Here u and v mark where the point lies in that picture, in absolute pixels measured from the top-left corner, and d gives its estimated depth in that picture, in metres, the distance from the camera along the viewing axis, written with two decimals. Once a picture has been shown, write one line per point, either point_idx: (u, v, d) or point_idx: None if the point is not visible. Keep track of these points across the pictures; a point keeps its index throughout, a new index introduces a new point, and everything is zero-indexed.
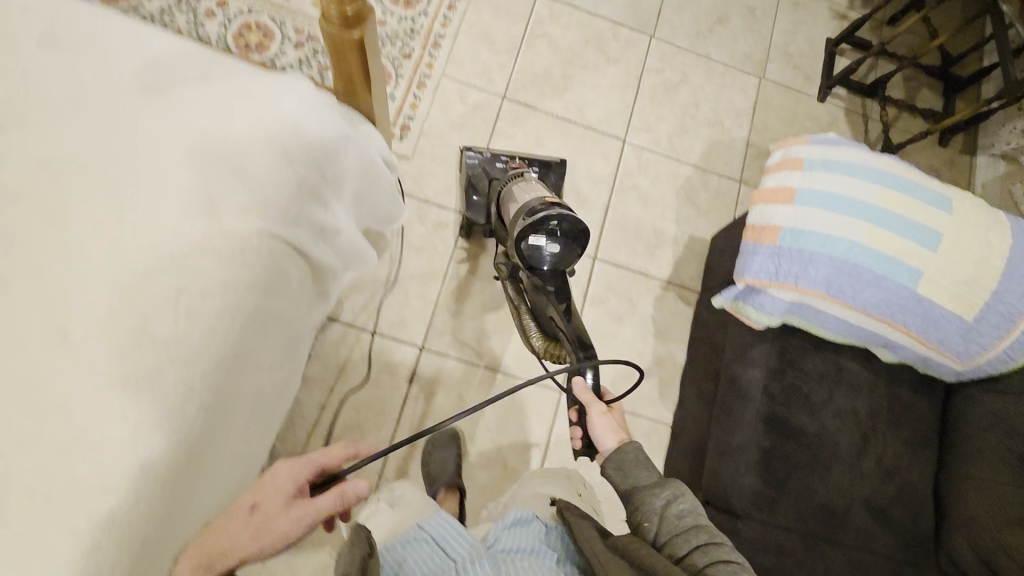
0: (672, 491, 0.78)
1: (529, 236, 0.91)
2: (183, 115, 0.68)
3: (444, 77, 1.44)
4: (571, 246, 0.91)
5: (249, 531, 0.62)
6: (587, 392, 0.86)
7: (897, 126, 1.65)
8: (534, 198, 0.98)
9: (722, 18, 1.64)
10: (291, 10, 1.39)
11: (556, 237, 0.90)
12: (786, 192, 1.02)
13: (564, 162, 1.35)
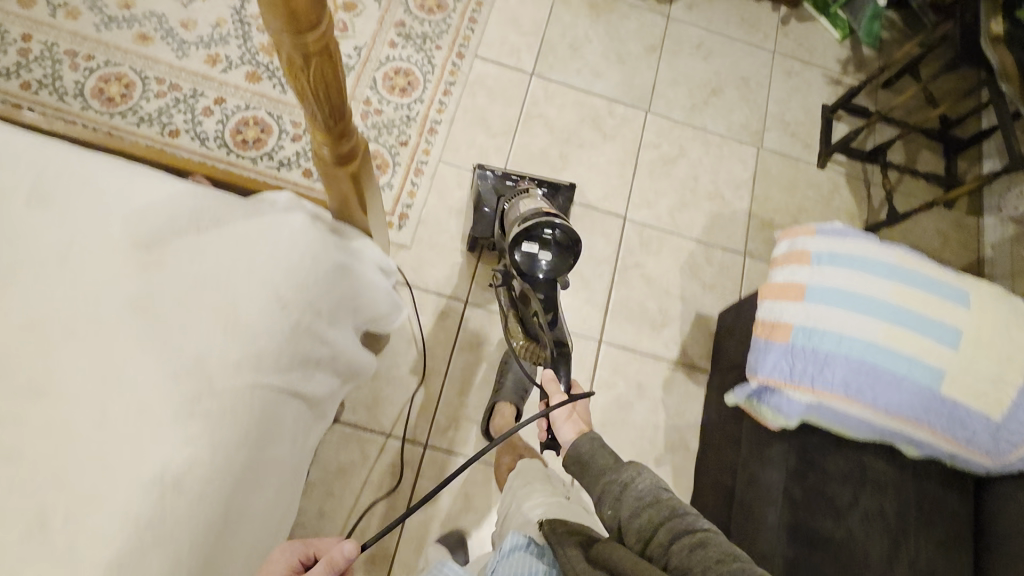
0: (629, 474, 0.80)
1: (523, 244, 0.96)
2: (173, 269, 0.64)
3: (441, 162, 1.44)
4: (565, 255, 0.96)
5: None
6: (554, 384, 0.98)
7: (900, 190, 1.63)
8: (532, 209, 1.03)
9: (716, 89, 1.64)
10: (288, 104, 1.40)
11: (549, 246, 0.95)
12: (795, 288, 0.98)
13: (572, 185, 1.34)
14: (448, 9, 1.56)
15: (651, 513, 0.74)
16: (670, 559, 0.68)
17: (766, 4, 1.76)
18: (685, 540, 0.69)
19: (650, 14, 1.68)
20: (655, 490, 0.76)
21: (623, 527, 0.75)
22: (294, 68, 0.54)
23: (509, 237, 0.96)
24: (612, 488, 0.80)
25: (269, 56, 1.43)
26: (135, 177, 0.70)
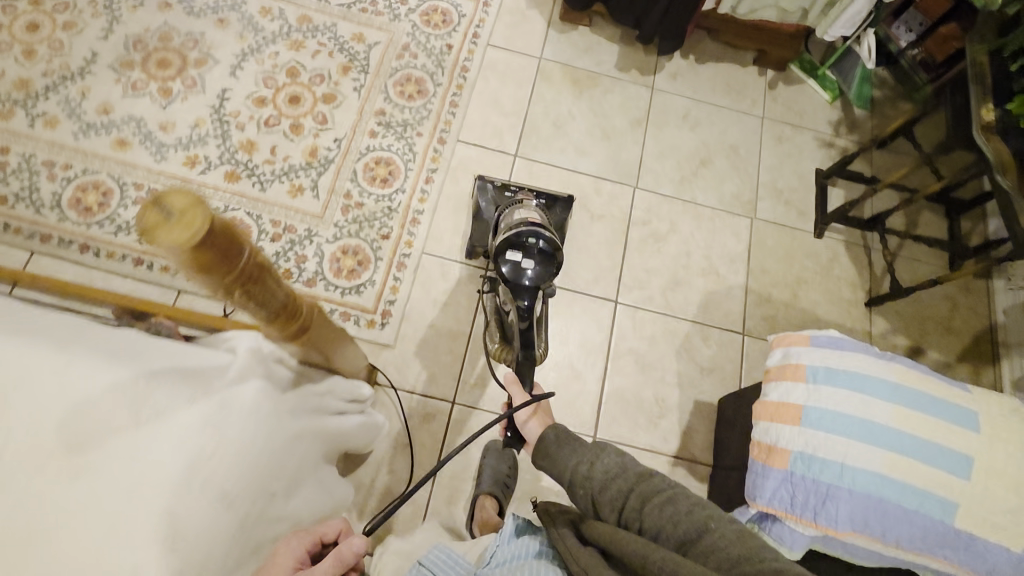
0: (596, 451, 0.83)
1: (508, 251, 1.02)
2: (105, 480, 0.56)
3: (424, 253, 1.40)
4: (546, 263, 1.02)
5: None
6: (517, 387, 0.99)
7: (902, 254, 1.58)
8: (523, 219, 1.10)
9: (705, 160, 1.61)
10: (267, 202, 1.38)
11: (533, 255, 1.02)
12: (791, 409, 0.92)
13: (570, 198, 1.40)
14: (429, 94, 1.55)
15: (619, 482, 0.78)
16: (644, 522, 0.73)
17: (751, 69, 1.74)
18: (654, 500, 0.74)
19: (634, 87, 1.66)
20: (624, 465, 0.80)
21: (594, 501, 0.78)
22: (220, 291, 0.54)
23: (496, 246, 1.04)
24: (579, 470, 0.81)
25: (248, 153, 1.42)
26: (74, 358, 0.60)
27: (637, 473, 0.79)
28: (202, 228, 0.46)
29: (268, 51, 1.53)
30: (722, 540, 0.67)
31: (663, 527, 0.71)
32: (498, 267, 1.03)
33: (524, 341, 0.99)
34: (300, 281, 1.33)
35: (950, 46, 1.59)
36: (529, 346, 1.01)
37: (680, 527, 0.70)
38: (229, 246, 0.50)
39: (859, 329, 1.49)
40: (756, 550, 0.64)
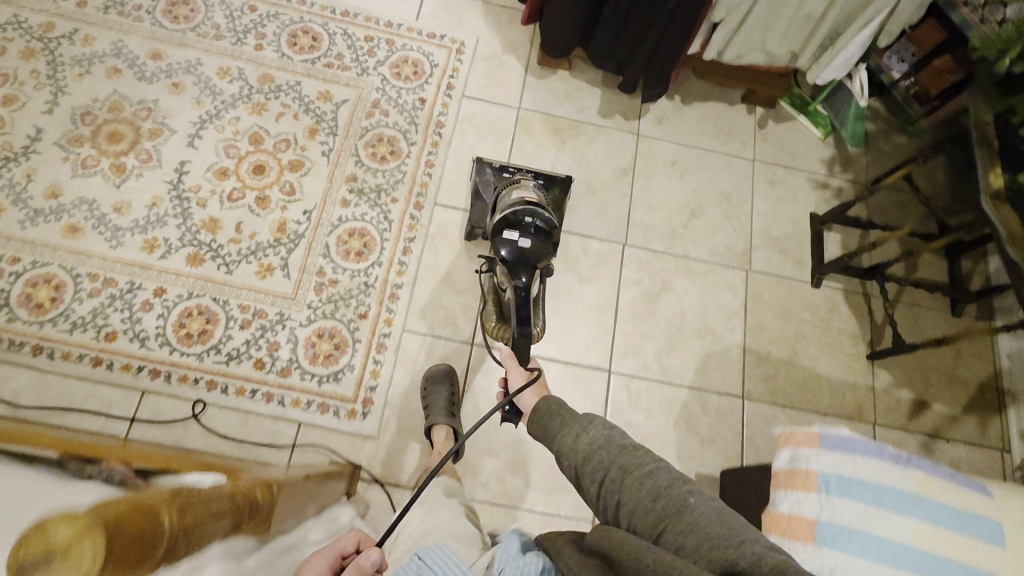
0: (583, 424, 0.82)
1: (505, 232, 1.04)
2: None
3: (405, 331, 1.32)
4: (542, 241, 1.04)
5: None
6: (511, 360, 1.04)
7: (902, 301, 1.52)
8: (519, 199, 1.13)
9: (696, 210, 1.54)
10: (234, 285, 1.30)
11: (529, 231, 1.04)
12: (804, 523, 0.83)
13: (569, 179, 1.34)
14: (403, 155, 1.47)
15: (601, 454, 0.78)
16: (624, 494, 0.72)
17: (739, 107, 1.67)
18: (634, 474, 0.73)
19: (618, 133, 1.58)
20: (606, 439, 0.79)
21: (580, 473, 0.79)
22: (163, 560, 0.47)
23: (493, 227, 1.06)
24: (564, 441, 0.82)
25: (211, 232, 1.33)
26: None
27: (620, 445, 0.78)
28: (91, 566, 0.38)
29: (228, 117, 1.43)
30: (700, 515, 0.66)
31: (641, 503, 0.70)
32: (497, 246, 1.04)
33: (522, 318, 0.98)
34: (273, 371, 1.25)
35: (944, 80, 1.52)
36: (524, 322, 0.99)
37: (659, 503, 0.69)
38: (132, 541, 0.42)
39: (863, 384, 1.43)
40: (736, 531, 0.63)
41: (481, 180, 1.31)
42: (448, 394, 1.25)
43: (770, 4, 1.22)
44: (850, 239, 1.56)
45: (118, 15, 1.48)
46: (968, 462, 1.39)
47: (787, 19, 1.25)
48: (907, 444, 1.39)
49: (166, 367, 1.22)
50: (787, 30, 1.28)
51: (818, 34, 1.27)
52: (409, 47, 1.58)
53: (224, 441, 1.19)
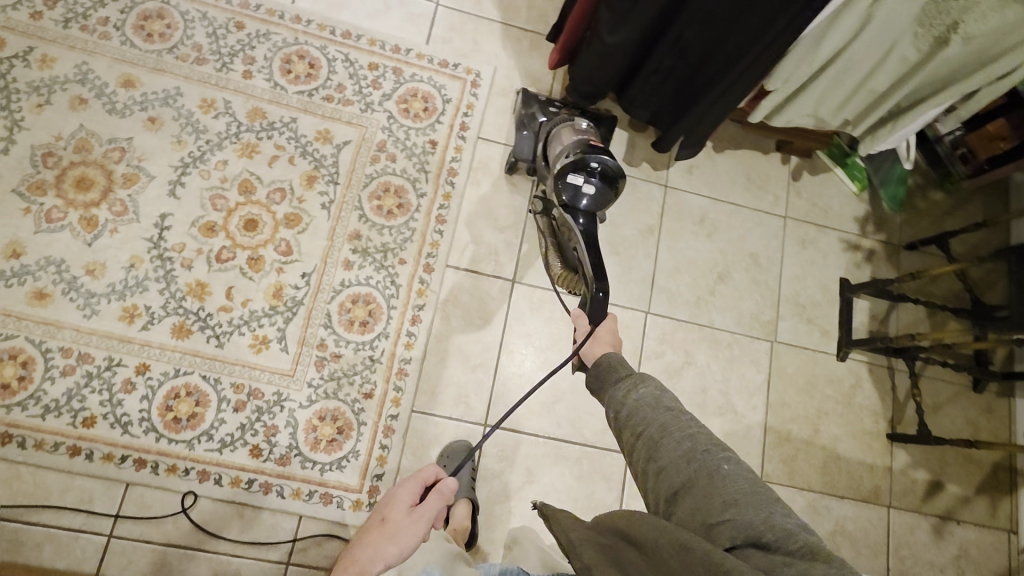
0: (633, 382, 0.74)
1: (570, 174, 1.04)
2: None
3: (413, 412, 1.23)
4: (605, 188, 1.04)
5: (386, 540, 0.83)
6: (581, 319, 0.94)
7: (925, 375, 1.45)
8: (579, 140, 1.11)
9: (723, 274, 1.44)
10: (226, 360, 1.18)
11: (594, 175, 1.04)
12: None
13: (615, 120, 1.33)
14: (412, 209, 1.33)
15: (643, 413, 0.70)
16: (657, 453, 0.66)
17: (773, 155, 1.54)
18: (674, 433, 0.66)
19: (645, 184, 1.46)
20: (658, 399, 0.71)
21: (619, 424, 0.72)
22: None
23: (556, 170, 1.05)
24: (613, 395, 0.75)
25: (198, 298, 1.20)
26: None
27: (668, 407, 0.69)
28: None
29: (215, 160, 1.27)
30: (732, 486, 0.61)
31: (676, 463, 0.64)
32: (558, 189, 1.05)
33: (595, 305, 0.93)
34: (271, 459, 1.15)
35: (995, 146, 1.41)
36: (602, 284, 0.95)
37: (692, 468, 0.63)
38: None
39: (881, 465, 1.39)
40: (767, 505, 0.59)
41: (529, 119, 1.30)
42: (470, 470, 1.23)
43: (836, 78, 1.11)
44: (879, 308, 1.48)
45: (80, 30, 1.27)
46: (977, 545, 1.38)
47: (849, 91, 1.14)
48: (919, 527, 1.37)
49: (152, 456, 1.12)
50: (846, 102, 1.17)
51: (879, 110, 1.17)
52: (419, 78, 1.40)
53: (217, 539, 1.11)
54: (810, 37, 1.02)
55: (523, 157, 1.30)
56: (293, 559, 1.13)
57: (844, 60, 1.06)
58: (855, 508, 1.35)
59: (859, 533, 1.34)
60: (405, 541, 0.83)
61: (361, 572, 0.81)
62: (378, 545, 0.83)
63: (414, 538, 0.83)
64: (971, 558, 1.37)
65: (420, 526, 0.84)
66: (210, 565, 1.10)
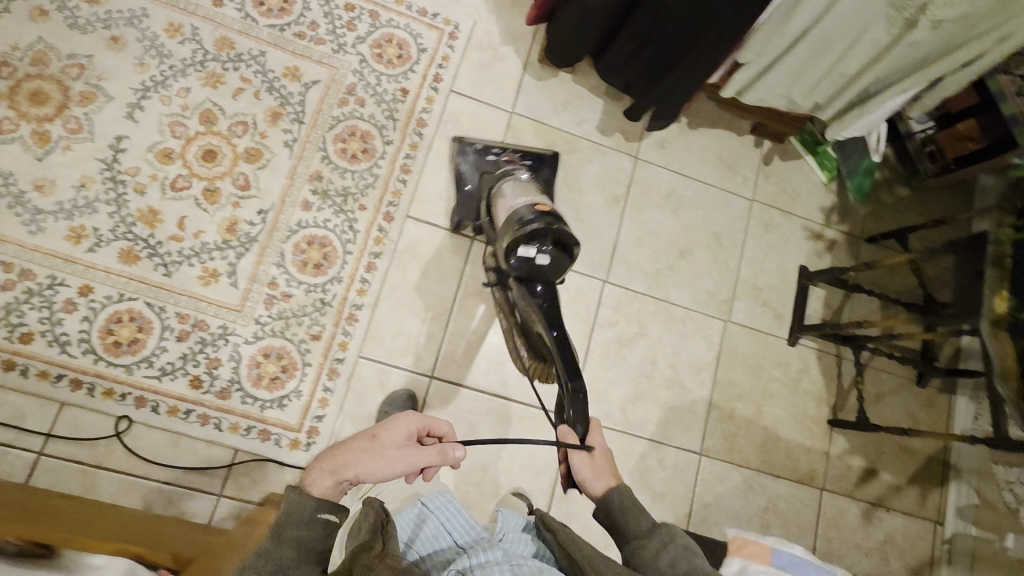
0: (666, 536, 0.75)
1: (519, 249, 0.92)
2: None
3: (360, 357, 1.23)
4: (560, 255, 0.93)
5: (368, 455, 0.76)
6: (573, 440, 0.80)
7: (870, 365, 1.48)
8: (524, 204, 1.02)
9: (684, 250, 1.45)
10: (173, 291, 1.17)
11: (547, 243, 0.92)
12: None
13: (557, 154, 1.40)
14: (377, 155, 1.32)
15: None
16: None
17: (747, 138, 1.55)
18: None
19: (616, 154, 1.46)
20: (690, 557, 0.73)
21: None
22: None
23: (503, 247, 0.94)
24: (644, 552, 0.75)
25: (149, 225, 1.18)
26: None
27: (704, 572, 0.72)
28: None
29: (177, 87, 1.24)
30: None
31: None
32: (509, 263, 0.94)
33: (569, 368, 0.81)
34: (211, 391, 1.15)
35: (963, 146, 1.43)
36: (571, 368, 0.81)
37: None
38: None
39: (819, 449, 1.42)
40: None
41: (468, 170, 1.33)
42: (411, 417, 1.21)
43: (806, 57, 1.11)
44: (834, 297, 1.50)
45: None
46: (904, 532, 1.42)
47: (819, 73, 1.15)
48: (849, 511, 1.40)
49: (89, 378, 1.11)
50: (816, 84, 1.17)
51: (848, 95, 1.17)
52: (396, 24, 1.38)
53: (149, 465, 1.11)
54: (781, 9, 1.03)
55: (466, 219, 1.30)
56: (225, 491, 1.13)
57: (815, 37, 1.07)
58: (790, 488, 1.38)
59: (790, 511, 1.37)
60: (382, 469, 0.75)
61: (331, 472, 0.74)
62: (359, 455, 0.76)
63: (394, 472, 0.76)
64: (896, 545, 1.41)
65: (400, 466, 0.75)
66: (139, 491, 1.10)
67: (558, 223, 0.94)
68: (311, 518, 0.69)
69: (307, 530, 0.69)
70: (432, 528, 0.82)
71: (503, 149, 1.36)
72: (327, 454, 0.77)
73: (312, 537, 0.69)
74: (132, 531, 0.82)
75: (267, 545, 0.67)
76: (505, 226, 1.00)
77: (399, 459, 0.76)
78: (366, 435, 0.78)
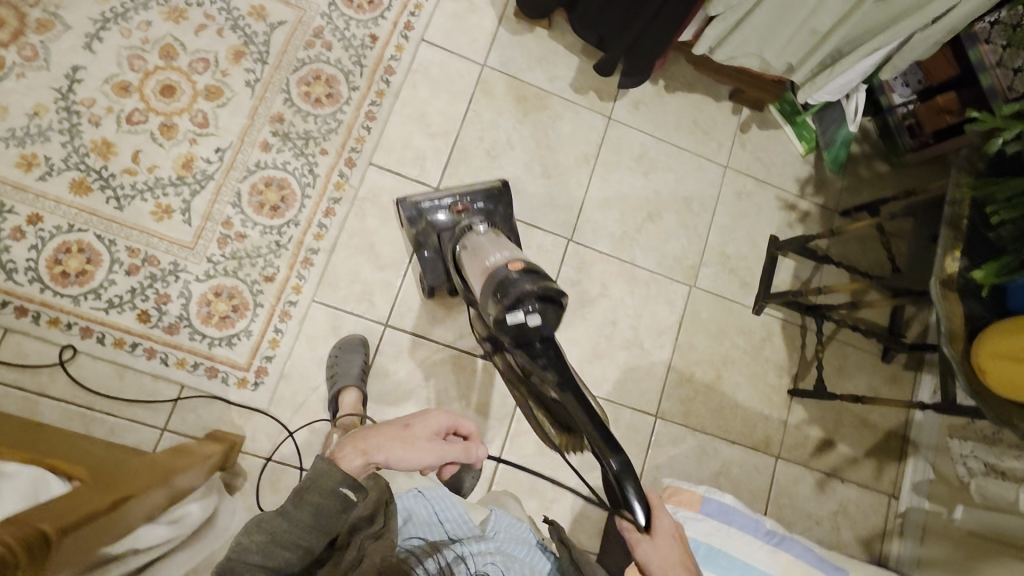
0: None
1: (506, 316, 0.80)
2: None
3: (314, 302, 1.22)
4: (549, 308, 0.81)
5: (399, 442, 0.71)
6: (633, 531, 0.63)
7: (837, 339, 1.47)
8: (500, 263, 0.92)
9: (652, 213, 1.43)
10: (124, 224, 1.15)
11: (533, 304, 0.81)
12: None
13: (506, 184, 1.23)
14: (341, 100, 1.29)
15: None
16: None
17: (725, 104, 1.52)
18: None
19: (588, 113, 1.43)
20: None
21: None
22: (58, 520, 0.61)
23: (491, 321, 0.82)
24: None
25: (103, 157, 1.16)
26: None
27: None
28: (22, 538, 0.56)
29: (138, 20, 1.22)
30: None
31: None
32: (498, 332, 0.83)
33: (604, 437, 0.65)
34: (159, 326, 1.14)
35: (942, 119, 1.39)
36: (611, 444, 0.65)
37: None
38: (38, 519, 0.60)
39: (777, 418, 1.41)
40: None
41: (425, 231, 1.18)
42: (362, 360, 1.19)
43: (776, 10, 1.09)
44: (803, 268, 1.48)
45: None
46: (857, 504, 1.42)
47: (790, 29, 1.12)
48: (804, 481, 1.40)
49: (35, 306, 1.10)
50: (788, 41, 1.15)
51: (819, 53, 1.15)
52: None
53: (93, 395, 1.10)
54: None
55: (438, 283, 1.20)
56: (170, 426, 1.12)
57: None
58: (744, 454, 1.38)
59: (742, 477, 1.37)
60: (411, 460, 0.70)
61: (362, 454, 0.68)
62: (390, 440, 0.70)
63: (421, 464, 0.71)
64: (849, 516, 1.41)
65: (432, 459, 0.71)
66: (82, 420, 1.09)
67: (539, 280, 0.84)
68: (334, 491, 0.63)
69: (327, 501, 0.63)
70: (425, 515, 0.77)
71: (456, 197, 1.19)
72: (357, 433, 0.71)
73: (331, 507, 0.63)
74: (58, 450, 0.82)
75: (288, 503, 0.63)
76: (485, 289, 0.90)
77: (431, 451, 0.71)
78: (397, 423, 0.73)
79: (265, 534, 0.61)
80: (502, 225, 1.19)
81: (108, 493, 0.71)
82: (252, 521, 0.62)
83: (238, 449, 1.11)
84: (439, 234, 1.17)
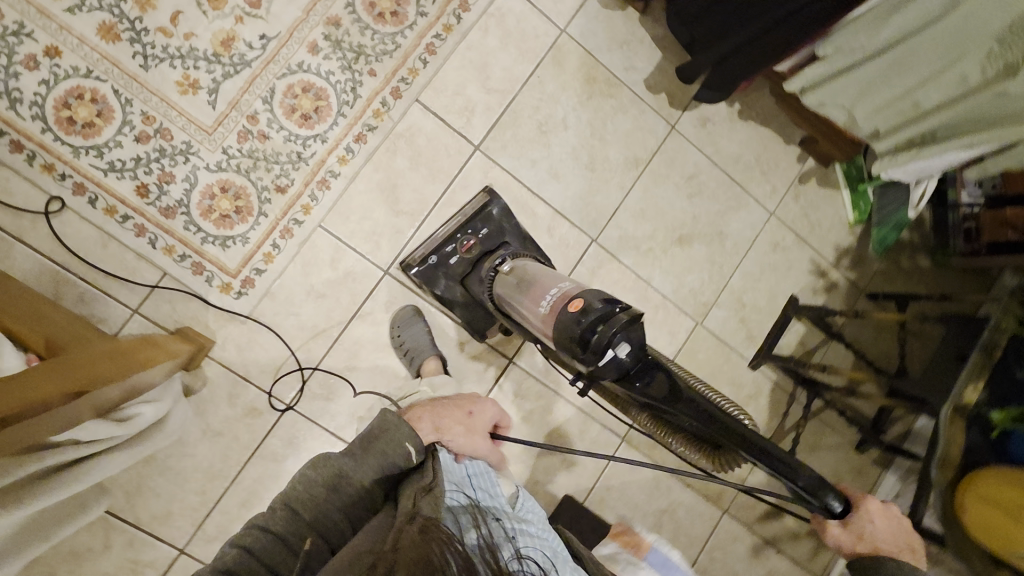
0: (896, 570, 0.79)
1: (597, 359, 0.73)
2: None
3: (319, 226, 1.15)
4: (633, 332, 0.73)
5: (461, 424, 0.78)
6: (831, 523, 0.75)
7: (819, 417, 1.44)
8: (563, 295, 0.85)
9: (684, 238, 1.37)
10: (145, 86, 1.07)
11: (618, 336, 0.72)
12: None
13: (488, 188, 1.23)
14: (406, 23, 1.19)
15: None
16: None
17: (793, 149, 1.44)
18: None
19: (654, 115, 1.35)
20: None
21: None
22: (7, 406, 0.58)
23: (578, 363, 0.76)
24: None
25: (139, 7, 1.06)
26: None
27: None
28: None
29: None
30: None
31: None
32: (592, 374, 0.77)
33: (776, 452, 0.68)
34: (157, 205, 1.08)
35: (1002, 233, 1.31)
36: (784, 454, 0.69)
37: None
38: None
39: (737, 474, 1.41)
40: None
41: (450, 292, 1.17)
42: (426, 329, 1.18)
43: (886, 71, 1.04)
44: (812, 338, 1.45)
45: None
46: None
47: (891, 95, 1.06)
48: (742, 540, 1.41)
49: (32, 145, 1.03)
50: (884, 107, 1.09)
51: (911, 129, 1.07)
52: None
53: (70, 256, 1.05)
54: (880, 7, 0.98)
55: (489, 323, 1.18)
56: (142, 310, 1.08)
57: (901, 51, 1.00)
58: (694, 499, 1.37)
59: (687, 521, 1.36)
60: (467, 445, 0.78)
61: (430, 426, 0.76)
62: (453, 419, 0.78)
63: (472, 452, 0.79)
64: None
65: (480, 450, 0.79)
66: (52, 278, 1.04)
67: (614, 310, 0.75)
68: (400, 442, 0.72)
69: (393, 451, 0.71)
70: (459, 474, 0.75)
71: (457, 233, 1.16)
72: (430, 407, 0.79)
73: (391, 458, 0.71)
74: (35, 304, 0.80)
75: (356, 448, 0.71)
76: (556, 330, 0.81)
77: (484, 444, 0.80)
78: (462, 407, 0.81)
79: (332, 469, 0.68)
80: (513, 234, 1.19)
81: (66, 383, 0.69)
82: (320, 458, 0.69)
83: (207, 352, 1.06)
84: (463, 280, 1.17)
